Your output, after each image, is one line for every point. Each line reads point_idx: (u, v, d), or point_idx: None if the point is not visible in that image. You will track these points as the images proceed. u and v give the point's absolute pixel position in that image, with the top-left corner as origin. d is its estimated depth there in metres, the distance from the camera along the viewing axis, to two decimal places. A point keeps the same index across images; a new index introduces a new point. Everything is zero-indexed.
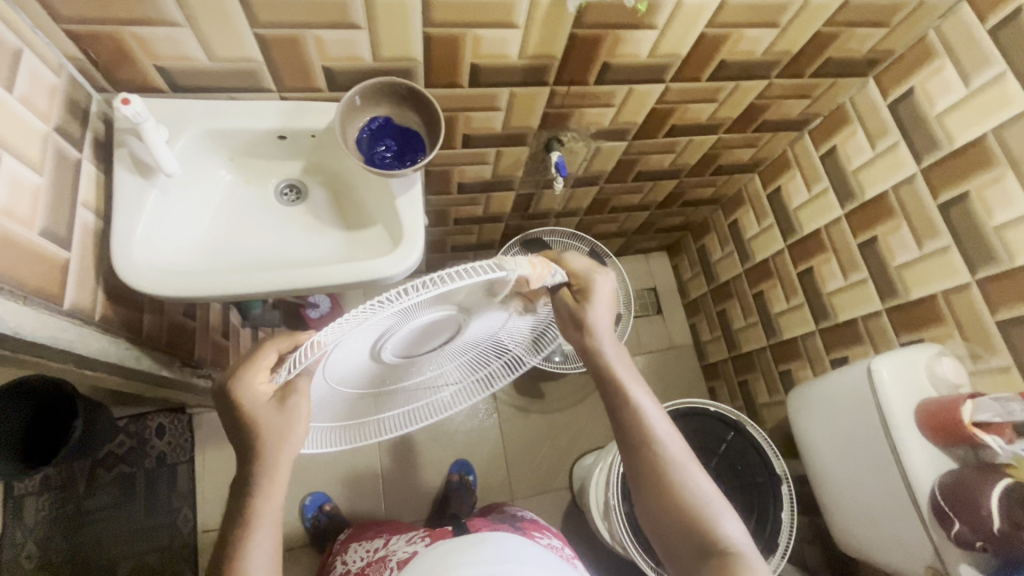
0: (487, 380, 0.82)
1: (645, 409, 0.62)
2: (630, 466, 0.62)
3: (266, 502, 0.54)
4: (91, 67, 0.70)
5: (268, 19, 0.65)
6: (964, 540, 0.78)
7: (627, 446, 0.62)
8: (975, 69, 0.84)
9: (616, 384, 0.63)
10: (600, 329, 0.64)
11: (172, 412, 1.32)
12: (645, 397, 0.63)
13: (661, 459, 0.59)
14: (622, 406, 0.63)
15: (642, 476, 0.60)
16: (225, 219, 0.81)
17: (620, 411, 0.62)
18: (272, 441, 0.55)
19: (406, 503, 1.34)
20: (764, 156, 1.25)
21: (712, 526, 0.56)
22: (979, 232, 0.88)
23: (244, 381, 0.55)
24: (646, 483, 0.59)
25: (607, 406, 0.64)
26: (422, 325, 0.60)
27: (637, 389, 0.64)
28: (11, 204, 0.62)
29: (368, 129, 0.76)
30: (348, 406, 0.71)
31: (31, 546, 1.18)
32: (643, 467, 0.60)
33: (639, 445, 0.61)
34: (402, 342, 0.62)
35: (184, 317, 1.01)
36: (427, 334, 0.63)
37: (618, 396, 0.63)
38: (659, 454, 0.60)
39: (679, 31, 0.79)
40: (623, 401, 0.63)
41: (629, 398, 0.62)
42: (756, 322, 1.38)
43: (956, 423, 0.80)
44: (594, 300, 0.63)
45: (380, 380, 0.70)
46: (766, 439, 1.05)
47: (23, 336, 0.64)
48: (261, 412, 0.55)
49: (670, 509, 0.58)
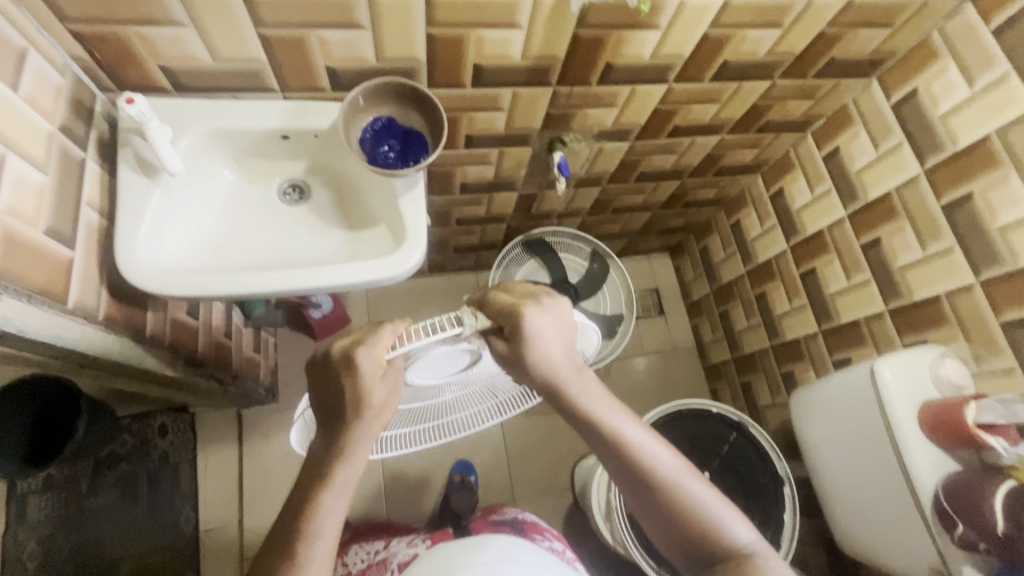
0: (502, 406, 0.83)
1: (626, 434, 0.60)
2: (627, 492, 0.60)
3: (347, 473, 0.55)
4: (96, 67, 0.70)
5: (272, 19, 0.65)
6: (969, 542, 0.78)
7: (619, 474, 0.60)
8: (979, 69, 0.84)
9: (590, 416, 0.60)
10: (552, 363, 0.61)
11: (174, 411, 1.32)
12: (623, 420, 0.61)
13: (656, 484, 0.58)
14: (602, 437, 0.60)
15: (642, 501, 0.59)
16: (228, 219, 0.81)
17: (602, 442, 0.60)
18: (370, 413, 0.56)
19: (408, 504, 1.34)
20: (767, 157, 1.25)
21: (723, 534, 0.56)
22: (984, 233, 0.87)
23: (371, 351, 0.55)
24: (649, 508, 0.59)
25: (585, 438, 0.62)
26: (444, 355, 0.64)
27: (612, 415, 0.61)
28: (15, 203, 0.62)
29: (371, 130, 0.76)
30: None
31: (33, 545, 1.18)
32: (641, 492, 0.59)
33: (631, 473, 0.59)
34: (421, 369, 0.65)
35: (187, 317, 1.01)
36: (447, 362, 0.66)
37: (595, 429, 0.60)
38: (653, 478, 0.58)
39: (682, 31, 0.79)
40: (601, 432, 0.60)
41: (608, 428, 0.60)
42: (759, 323, 1.38)
43: (959, 425, 0.79)
44: (530, 340, 0.59)
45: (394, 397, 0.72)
46: (768, 441, 1.05)
47: (29, 336, 0.64)
48: (372, 385, 0.56)
49: (679, 528, 0.57)
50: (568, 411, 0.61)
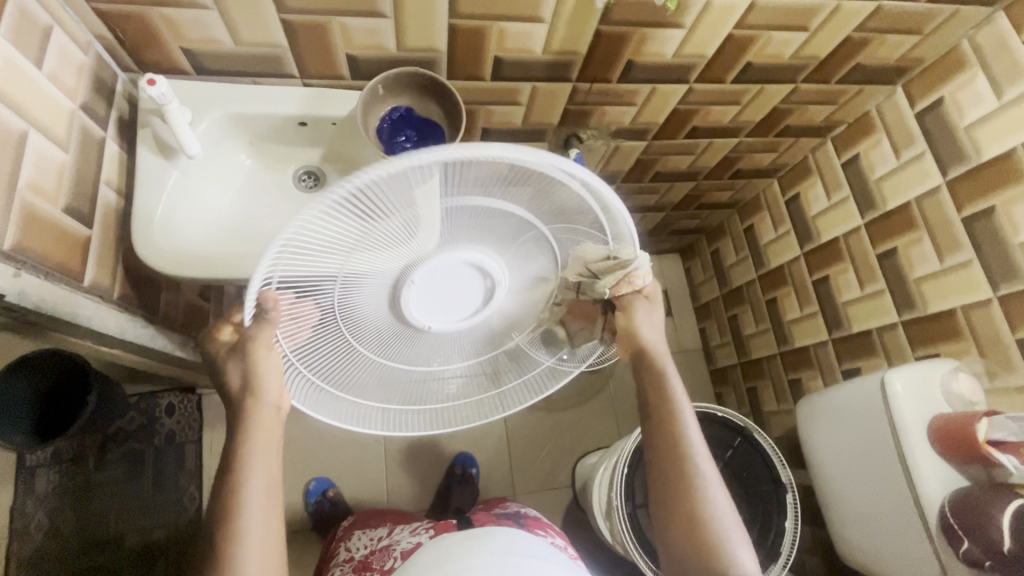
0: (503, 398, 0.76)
1: (686, 430, 0.65)
2: (655, 474, 0.66)
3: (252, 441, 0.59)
4: (118, 46, 0.71)
5: (297, 6, 0.65)
6: (973, 559, 0.76)
7: (661, 453, 0.66)
8: (1010, 80, 0.83)
9: (667, 399, 0.67)
10: (659, 351, 0.68)
11: (182, 392, 1.33)
12: (690, 417, 0.67)
13: (690, 477, 0.63)
14: (665, 418, 0.67)
15: (666, 484, 0.64)
16: (243, 202, 0.79)
17: (661, 416, 0.67)
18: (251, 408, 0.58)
19: (409, 493, 1.35)
20: (784, 162, 1.23)
21: (725, 550, 0.60)
22: (1003, 248, 0.86)
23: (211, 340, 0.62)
24: (670, 494, 0.63)
25: (650, 415, 0.68)
26: (449, 272, 0.58)
27: (685, 408, 0.67)
28: (37, 179, 0.63)
29: (389, 120, 0.76)
30: (376, 378, 0.67)
31: (41, 516, 1.20)
32: (671, 479, 0.64)
33: (673, 456, 0.64)
34: (424, 290, 0.59)
35: (199, 298, 1.03)
36: (458, 286, 0.60)
37: (665, 408, 0.67)
38: (690, 472, 0.63)
39: (707, 31, 0.78)
40: (669, 414, 0.66)
41: (675, 412, 0.66)
42: (768, 329, 1.37)
43: (969, 440, 0.79)
44: (637, 317, 0.67)
45: (405, 354, 0.66)
46: (776, 451, 1.03)
47: (46, 311, 0.64)
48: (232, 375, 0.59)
49: (687, 525, 0.61)
50: (653, 385, 0.68)
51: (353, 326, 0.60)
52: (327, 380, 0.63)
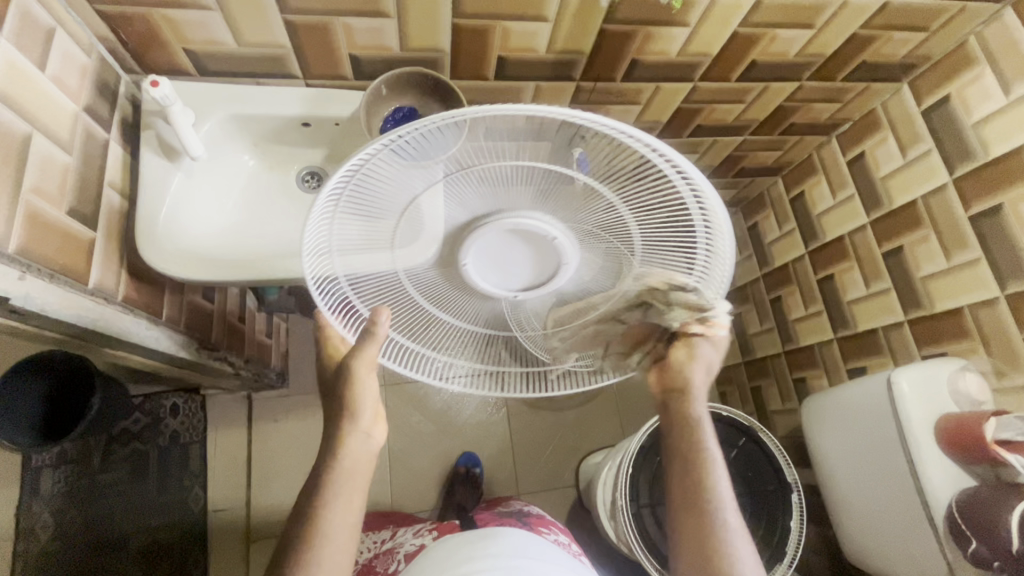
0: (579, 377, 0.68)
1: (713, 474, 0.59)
2: (673, 518, 0.60)
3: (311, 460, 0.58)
4: (121, 48, 0.71)
5: (299, 6, 0.65)
6: (981, 559, 0.76)
7: (680, 497, 0.59)
8: (1018, 77, 0.82)
9: (692, 437, 0.61)
10: (697, 394, 0.61)
11: (186, 392, 1.33)
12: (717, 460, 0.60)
13: (713, 528, 0.57)
14: (690, 458, 0.60)
15: (684, 534, 0.58)
16: (247, 204, 0.79)
17: (684, 454, 0.61)
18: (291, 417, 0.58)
19: (413, 493, 1.35)
20: (789, 160, 1.23)
21: None
22: (1009, 247, 0.85)
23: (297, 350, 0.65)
24: (688, 546, 0.57)
25: (672, 453, 0.62)
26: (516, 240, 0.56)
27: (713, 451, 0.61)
28: (41, 182, 0.62)
29: (393, 120, 0.74)
30: (451, 337, 0.65)
31: (46, 517, 1.20)
32: (692, 529, 0.58)
33: (696, 503, 0.58)
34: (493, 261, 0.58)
35: (202, 299, 1.03)
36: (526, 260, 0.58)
37: (690, 447, 0.61)
38: (713, 522, 0.57)
39: (712, 29, 0.78)
40: (694, 455, 0.60)
41: (701, 453, 0.60)
42: (772, 328, 1.36)
43: (978, 440, 0.77)
44: (695, 358, 0.61)
45: (480, 314, 0.63)
46: (778, 447, 1.04)
47: (49, 314, 0.64)
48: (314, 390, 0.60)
49: None
50: (678, 421, 0.62)
51: (421, 285, 0.60)
52: (410, 337, 0.64)
